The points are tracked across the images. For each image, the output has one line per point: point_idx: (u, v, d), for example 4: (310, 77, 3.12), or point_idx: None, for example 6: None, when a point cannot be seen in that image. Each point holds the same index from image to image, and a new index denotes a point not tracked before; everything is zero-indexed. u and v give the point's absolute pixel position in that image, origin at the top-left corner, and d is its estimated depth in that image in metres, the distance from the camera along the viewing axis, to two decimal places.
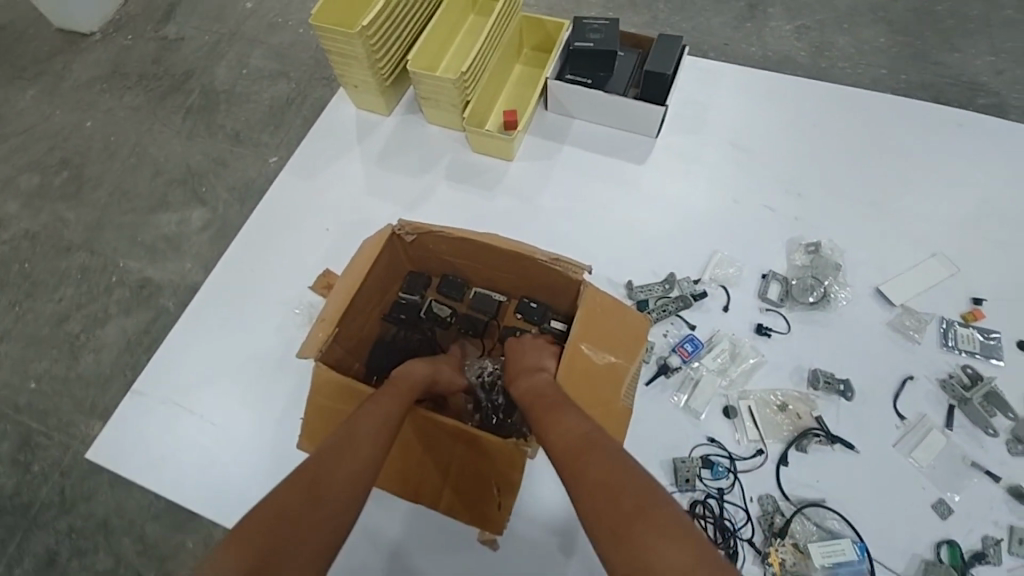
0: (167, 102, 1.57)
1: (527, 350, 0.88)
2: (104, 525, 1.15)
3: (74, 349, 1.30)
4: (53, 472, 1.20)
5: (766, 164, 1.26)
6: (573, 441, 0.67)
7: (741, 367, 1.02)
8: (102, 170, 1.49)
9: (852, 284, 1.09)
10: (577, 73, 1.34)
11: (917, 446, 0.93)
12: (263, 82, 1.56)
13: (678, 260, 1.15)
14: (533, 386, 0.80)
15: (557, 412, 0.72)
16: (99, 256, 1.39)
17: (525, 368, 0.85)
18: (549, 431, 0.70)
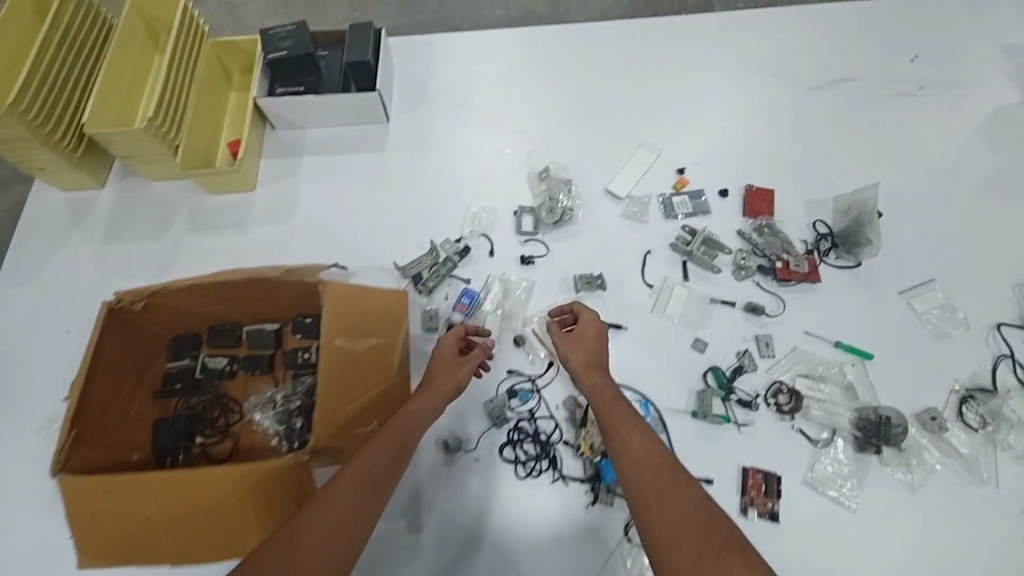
0: None
1: (591, 347, 0.90)
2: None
3: None
4: None
5: (500, 114, 1.36)
6: (649, 461, 0.76)
7: (516, 297, 1.11)
8: None
9: (587, 194, 1.22)
10: (288, 84, 1.30)
11: (662, 308, 1.09)
12: None
13: (441, 229, 1.22)
14: (598, 391, 0.86)
15: (631, 431, 0.79)
16: None
17: (593, 363, 0.89)
18: (624, 451, 0.77)
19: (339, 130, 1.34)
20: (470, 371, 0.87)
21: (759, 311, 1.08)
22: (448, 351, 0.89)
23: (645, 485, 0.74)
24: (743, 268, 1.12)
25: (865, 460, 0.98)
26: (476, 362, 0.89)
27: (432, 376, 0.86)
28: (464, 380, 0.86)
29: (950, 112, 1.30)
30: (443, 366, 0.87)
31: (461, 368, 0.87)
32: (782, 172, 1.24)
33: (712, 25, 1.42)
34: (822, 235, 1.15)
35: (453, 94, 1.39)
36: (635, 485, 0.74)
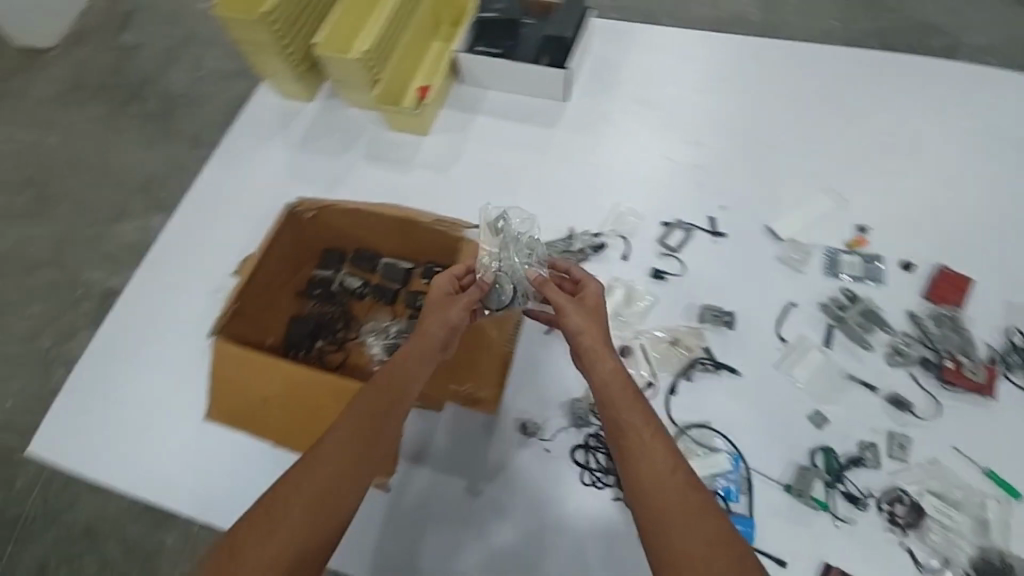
0: (127, 111, 1.71)
1: (593, 319, 0.84)
2: (87, 530, 1.33)
3: (40, 367, 1.46)
4: (37, 480, 1.36)
5: (678, 117, 1.30)
6: (668, 483, 0.67)
7: (636, 305, 1.08)
8: (77, 193, 1.63)
9: (744, 225, 1.15)
10: (488, 44, 1.36)
11: (790, 366, 1.00)
12: (213, 96, 1.69)
13: (579, 213, 1.20)
14: (611, 384, 0.76)
15: (649, 437, 0.71)
16: (83, 284, 1.53)
17: (599, 351, 0.80)
18: (637, 459, 0.69)
19: (514, 100, 1.39)
20: (463, 311, 0.87)
21: (904, 408, 0.95)
22: (440, 294, 0.89)
23: (659, 499, 0.66)
24: (901, 354, 0.99)
25: None
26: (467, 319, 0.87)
27: (423, 323, 0.85)
28: (456, 321, 0.85)
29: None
30: (437, 307, 0.87)
31: (452, 308, 0.86)
32: (985, 259, 1.06)
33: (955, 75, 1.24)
34: (1016, 347, 0.98)
35: (635, 86, 1.36)
36: (653, 502, 0.66)
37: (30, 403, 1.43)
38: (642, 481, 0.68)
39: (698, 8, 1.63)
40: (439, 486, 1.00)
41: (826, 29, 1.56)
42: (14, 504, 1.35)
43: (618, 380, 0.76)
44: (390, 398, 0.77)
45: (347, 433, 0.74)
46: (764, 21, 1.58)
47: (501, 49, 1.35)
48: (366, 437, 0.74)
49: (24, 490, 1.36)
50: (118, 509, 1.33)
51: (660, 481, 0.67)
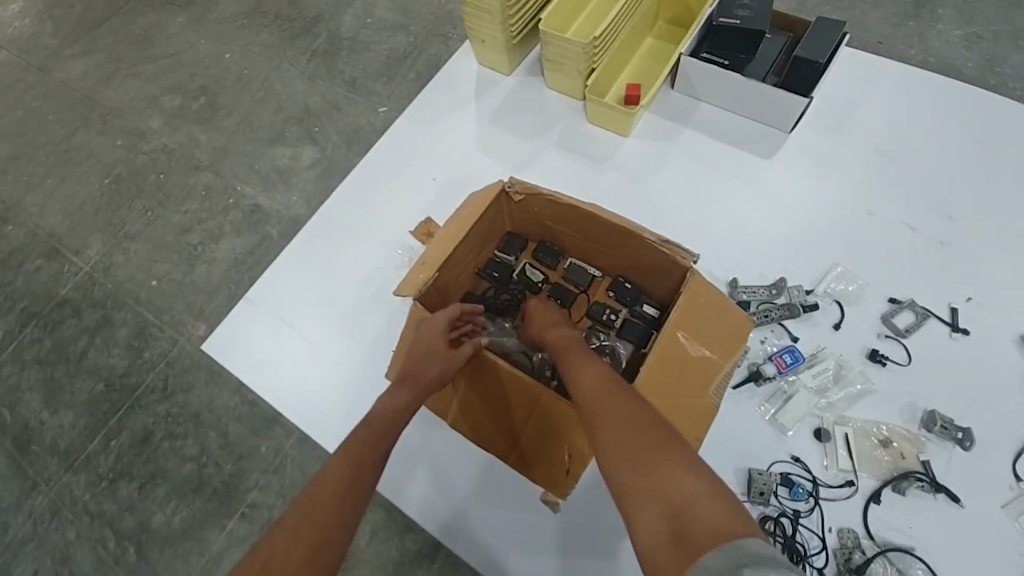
0: (297, 43, 1.64)
1: (543, 308, 0.95)
2: (196, 417, 1.29)
3: (185, 259, 1.44)
4: (159, 361, 1.35)
5: (923, 180, 1.12)
6: (599, 386, 0.74)
7: (846, 386, 0.94)
8: (239, 99, 1.60)
9: (990, 327, 0.97)
10: (715, 52, 1.23)
11: (1021, 511, 0.84)
12: (387, 33, 1.60)
13: (790, 262, 1.07)
14: (560, 335, 0.88)
15: (582, 362, 0.80)
16: (231, 188, 1.50)
17: (552, 329, 0.90)
18: (576, 378, 0.77)
19: (728, 118, 1.25)
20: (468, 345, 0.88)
21: None
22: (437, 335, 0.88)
23: (592, 400, 0.72)
24: None
25: None
26: (468, 353, 0.87)
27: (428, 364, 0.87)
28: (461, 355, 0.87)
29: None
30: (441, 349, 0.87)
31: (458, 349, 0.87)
32: None
33: None
34: None
35: (874, 132, 1.18)
36: (588, 405, 0.72)
37: (161, 290, 1.42)
38: (578, 389, 0.75)
39: (903, 53, 1.31)
40: (579, 510, 0.97)
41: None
42: (128, 378, 1.34)
43: (561, 333, 0.88)
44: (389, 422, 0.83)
45: (342, 457, 0.77)
46: (976, 80, 1.28)
47: (729, 61, 1.22)
48: (363, 454, 0.77)
49: (144, 368, 1.35)
50: (225, 406, 1.28)
51: (589, 385, 0.75)
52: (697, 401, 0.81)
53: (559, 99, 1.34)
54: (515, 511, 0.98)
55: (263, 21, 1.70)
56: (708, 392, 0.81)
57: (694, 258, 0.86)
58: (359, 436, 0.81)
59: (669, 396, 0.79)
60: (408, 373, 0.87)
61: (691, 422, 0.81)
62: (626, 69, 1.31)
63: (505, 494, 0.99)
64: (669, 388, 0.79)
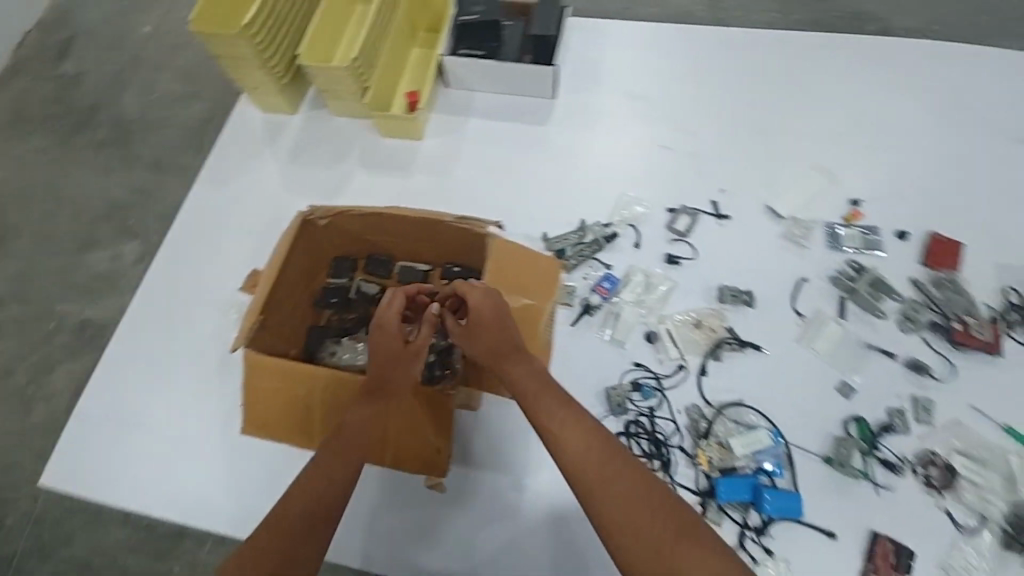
0: (74, 138, 1.51)
1: (495, 318, 0.84)
2: (86, 566, 1.13)
3: (18, 404, 1.26)
4: (26, 522, 1.17)
5: (668, 108, 1.33)
6: (591, 457, 0.73)
7: (655, 291, 1.10)
8: (18, 216, 1.43)
9: (746, 208, 1.18)
10: (471, 47, 1.37)
11: (805, 338, 1.03)
12: (166, 104, 1.52)
13: (591, 205, 1.21)
14: (528, 380, 0.82)
15: (572, 424, 0.76)
16: (48, 310, 1.34)
17: (504, 350, 0.83)
18: (567, 446, 0.74)
19: (504, 100, 1.39)
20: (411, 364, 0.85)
21: (920, 372, 0.98)
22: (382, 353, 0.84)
23: (596, 477, 0.71)
24: (912, 320, 1.02)
25: (1007, 557, 0.88)
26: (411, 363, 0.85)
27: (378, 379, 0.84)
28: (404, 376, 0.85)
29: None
30: (389, 363, 0.84)
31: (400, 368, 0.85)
32: (967, 224, 1.13)
33: (916, 53, 1.32)
34: (1011, 304, 1.03)
35: (620, 83, 1.38)
36: (584, 480, 0.71)
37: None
38: (570, 461, 0.73)
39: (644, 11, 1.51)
40: (479, 485, 1.01)
41: (766, 21, 1.50)
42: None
43: (530, 377, 0.82)
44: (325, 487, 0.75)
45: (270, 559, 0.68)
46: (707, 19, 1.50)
47: (484, 51, 1.36)
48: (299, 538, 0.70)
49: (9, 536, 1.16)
50: (114, 541, 1.14)
51: (586, 457, 0.72)
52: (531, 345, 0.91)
53: (354, 123, 1.38)
54: (421, 509, 1.01)
55: (19, 127, 1.53)
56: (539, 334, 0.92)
57: (491, 225, 0.95)
58: (287, 516, 0.72)
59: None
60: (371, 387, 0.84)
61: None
62: (403, 80, 1.40)
63: (406, 497, 1.01)
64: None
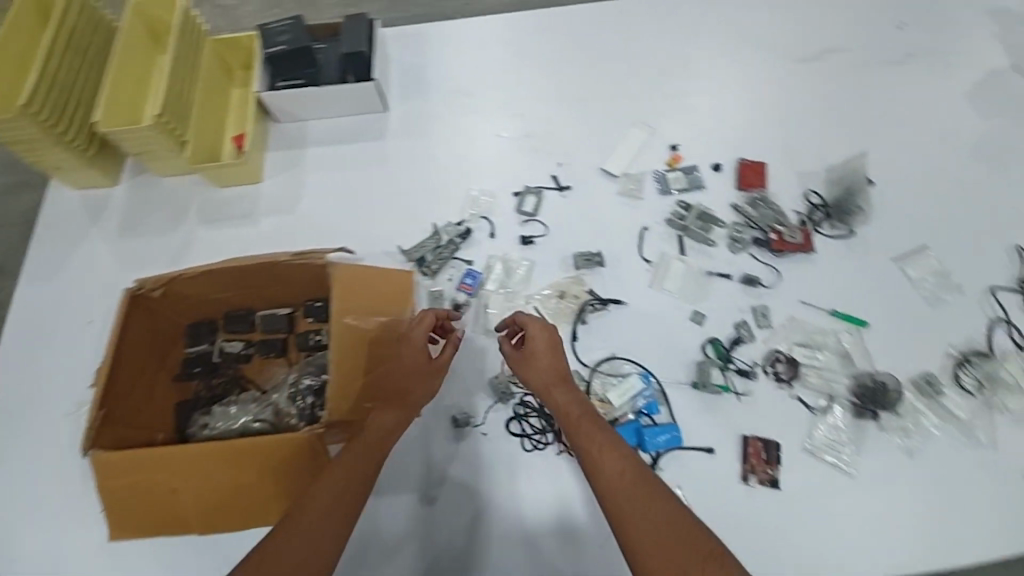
0: None
1: (551, 351, 0.90)
2: None
3: None
4: None
5: (496, 99, 1.39)
6: (624, 482, 0.76)
7: (516, 273, 1.15)
8: None
9: (583, 177, 1.26)
10: (288, 78, 1.33)
11: (655, 280, 1.12)
12: None
13: (441, 207, 1.24)
14: (568, 405, 0.85)
15: (606, 446, 0.80)
16: None
17: (558, 376, 0.88)
18: (598, 468, 0.78)
19: (338, 124, 1.37)
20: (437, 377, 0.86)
21: (754, 283, 1.11)
22: (412, 363, 0.84)
23: (626, 498, 0.74)
24: (738, 240, 1.15)
25: (861, 425, 0.99)
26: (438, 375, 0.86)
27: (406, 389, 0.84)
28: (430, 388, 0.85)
29: (944, 80, 1.31)
30: (418, 374, 0.84)
31: (429, 380, 0.85)
32: (771, 145, 1.27)
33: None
34: (816, 205, 1.17)
35: (447, 82, 1.41)
36: (612, 499, 0.75)
37: None
38: (607, 482, 0.77)
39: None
40: (386, 512, 0.98)
41: None
42: None
43: (570, 404, 0.86)
44: (332, 513, 0.74)
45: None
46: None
47: (303, 80, 1.33)
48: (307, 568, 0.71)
49: None
50: None
51: (618, 480, 0.76)
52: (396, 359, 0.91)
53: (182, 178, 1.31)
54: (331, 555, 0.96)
55: None
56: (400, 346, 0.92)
57: (329, 251, 0.93)
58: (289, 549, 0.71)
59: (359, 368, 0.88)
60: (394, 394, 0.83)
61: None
62: (229, 126, 1.34)
63: None
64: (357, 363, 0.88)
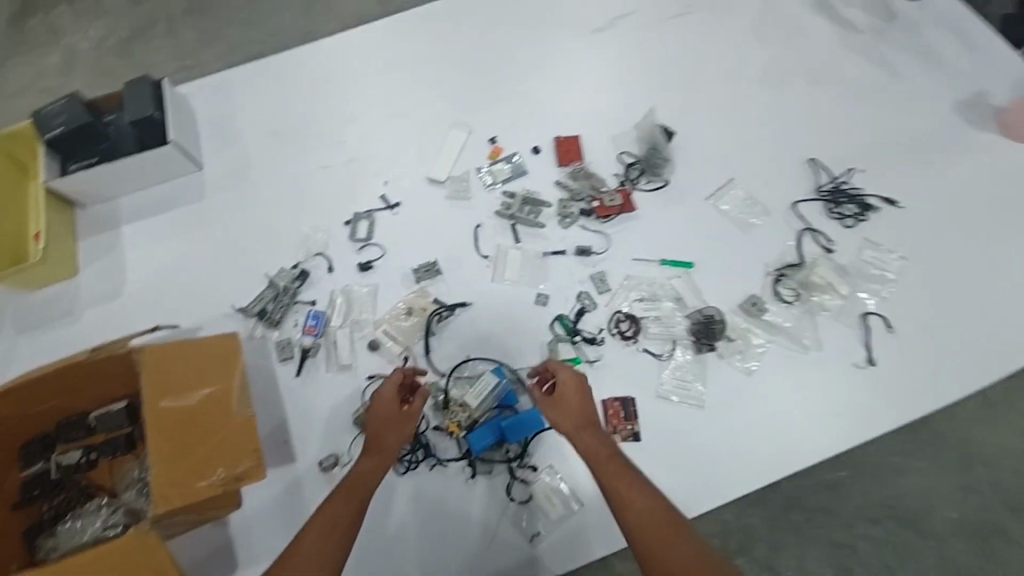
0: None
1: (582, 396, 0.92)
2: None
3: None
4: None
5: (312, 128, 1.33)
6: (653, 518, 0.81)
7: (359, 303, 1.13)
8: None
9: (413, 190, 1.25)
10: (80, 158, 1.21)
11: (496, 273, 1.14)
12: None
13: (273, 254, 1.19)
14: (596, 448, 0.89)
15: (635, 485, 0.84)
16: None
17: (586, 420, 0.91)
18: (628, 507, 0.82)
19: (152, 194, 1.27)
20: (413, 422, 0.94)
21: (587, 253, 1.14)
22: (390, 408, 0.93)
23: (655, 536, 0.79)
24: (566, 215, 1.18)
25: (701, 359, 1.05)
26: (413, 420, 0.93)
27: (381, 437, 0.91)
28: (406, 434, 0.92)
29: (732, 14, 1.37)
30: (394, 423, 0.92)
31: (407, 424, 0.93)
32: (586, 117, 1.30)
33: None
34: (631, 164, 1.22)
35: (257, 122, 1.34)
36: (643, 533, 0.79)
37: None
38: (636, 518, 0.81)
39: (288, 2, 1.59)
40: None
41: None
42: None
43: (601, 446, 0.89)
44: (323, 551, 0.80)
45: None
46: None
47: (97, 158, 1.22)
48: None
49: None
50: None
51: (647, 519, 0.80)
52: (228, 429, 0.88)
53: None
54: None
55: None
56: (230, 413, 0.88)
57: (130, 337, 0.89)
58: None
59: (183, 454, 0.85)
60: (370, 441, 0.91)
61: (231, 446, 0.87)
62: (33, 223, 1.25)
63: None
64: (178, 449, 0.85)
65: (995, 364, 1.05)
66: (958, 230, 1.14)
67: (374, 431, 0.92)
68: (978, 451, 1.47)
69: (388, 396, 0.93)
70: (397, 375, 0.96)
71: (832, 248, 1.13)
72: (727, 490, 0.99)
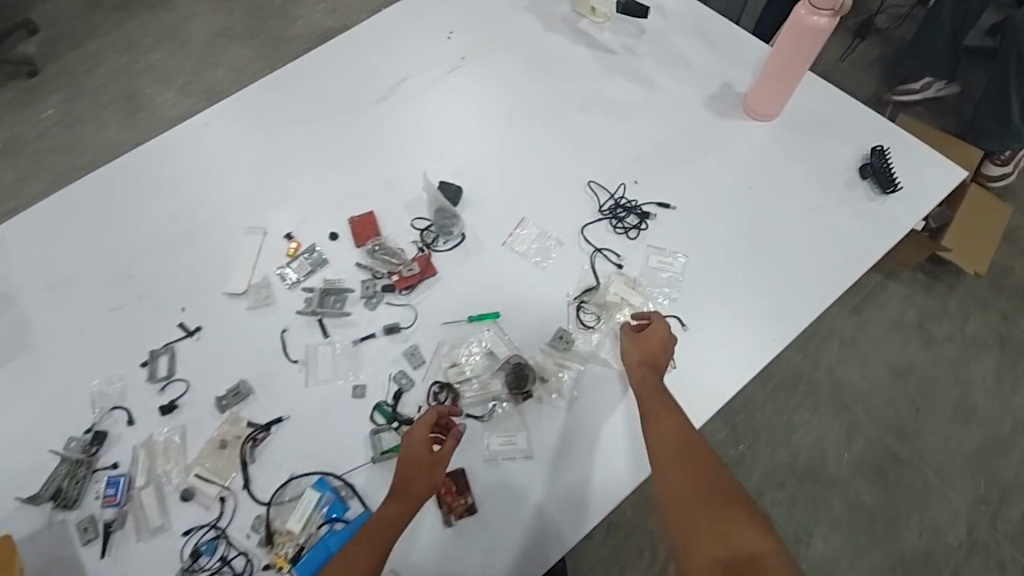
0: None
1: (655, 346, 1.03)
2: None
3: None
4: None
5: (91, 268, 1.22)
6: (681, 445, 0.95)
7: (168, 451, 1.05)
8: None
9: (211, 310, 1.18)
10: None
11: (310, 375, 1.10)
12: None
13: (65, 421, 1.09)
14: (650, 389, 1.00)
15: (672, 420, 0.97)
16: None
17: (652, 363, 1.02)
18: (658, 434, 0.96)
19: None
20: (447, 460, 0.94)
21: (396, 330, 1.12)
22: (420, 450, 0.93)
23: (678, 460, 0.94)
24: (371, 295, 1.16)
25: (522, 409, 1.05)
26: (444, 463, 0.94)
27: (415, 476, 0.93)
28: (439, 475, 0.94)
29: (502, 63, 1.42)
30: (423, 467, 0.93)
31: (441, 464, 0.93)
32: (379, 191, 1.29)
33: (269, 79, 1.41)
34: (426, 229, 1.23)
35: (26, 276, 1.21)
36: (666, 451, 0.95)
37: None
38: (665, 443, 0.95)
39: None
40: None
41: None
42: None
43: (649, 387, 1.00)
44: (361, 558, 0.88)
45: None
46: None
47: None
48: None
49: None
50: None
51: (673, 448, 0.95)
52: None
53: None
54: None
55: None
56: None
57: None
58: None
59: None
60: (396, 485, 0.93)
61: None
62: None
63: None
64: None
65: (790, 332, 1.12)
66: (732, 216, 1.21)
67: (410, 472, 0.93)
68: (799, 395, 1.93)
69: (418, 443, 0.94)
70: (438, 412, 0.97)
71: (621, 262, 1.18)
72: (607, 483, 1.00)
